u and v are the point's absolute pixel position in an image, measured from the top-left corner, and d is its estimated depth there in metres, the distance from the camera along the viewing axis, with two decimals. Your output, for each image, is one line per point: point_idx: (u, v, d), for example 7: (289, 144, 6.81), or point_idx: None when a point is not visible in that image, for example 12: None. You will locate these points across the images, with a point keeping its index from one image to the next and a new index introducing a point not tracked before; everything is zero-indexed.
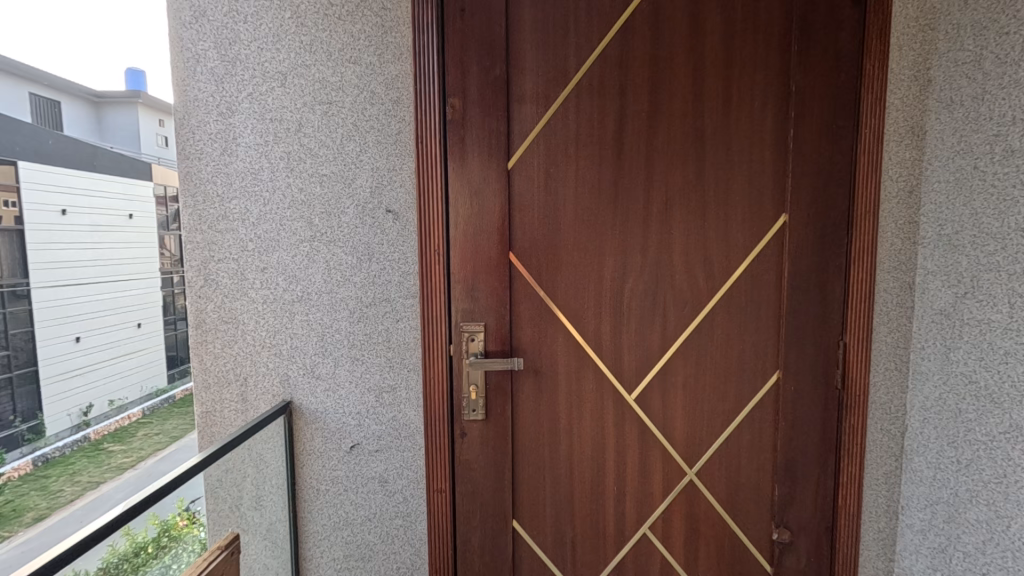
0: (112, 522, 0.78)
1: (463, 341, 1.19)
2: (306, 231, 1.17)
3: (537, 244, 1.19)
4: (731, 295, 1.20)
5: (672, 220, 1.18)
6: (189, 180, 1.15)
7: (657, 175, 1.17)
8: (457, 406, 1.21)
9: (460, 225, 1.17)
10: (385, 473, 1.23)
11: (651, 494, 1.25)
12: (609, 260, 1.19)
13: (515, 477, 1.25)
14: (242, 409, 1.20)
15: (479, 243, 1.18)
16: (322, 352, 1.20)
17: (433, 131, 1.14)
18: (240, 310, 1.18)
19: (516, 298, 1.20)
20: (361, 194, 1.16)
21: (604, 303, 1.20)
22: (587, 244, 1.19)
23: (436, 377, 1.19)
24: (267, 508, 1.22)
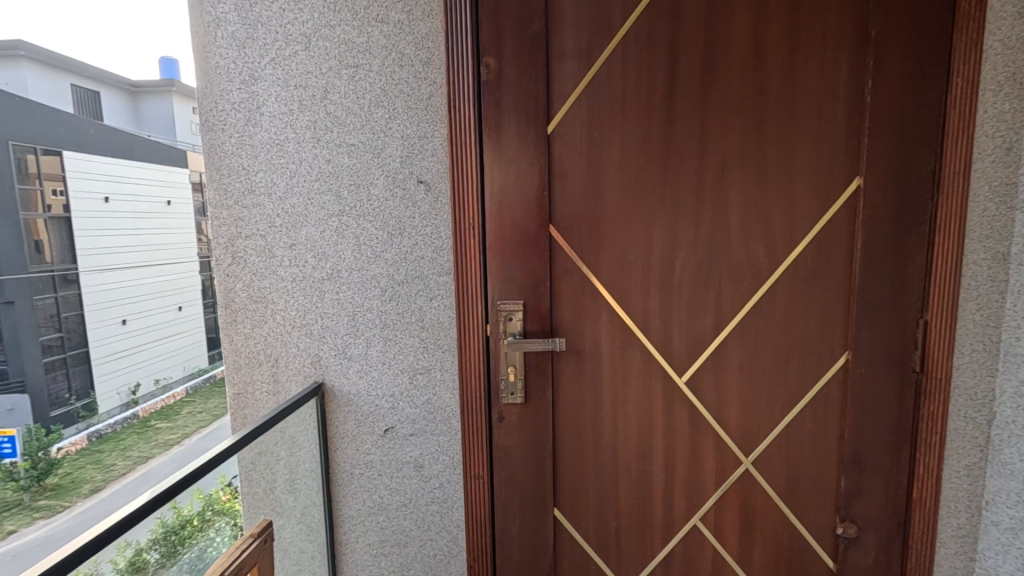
0: (158, 497, 0.77)
1: (502, 321, 1.11)
2: (334, 204, 1.11)
3: (579, 215, 1.10)
4: (794, 269, 1.09)
5: (729, 186, 1.07)
6: (213, 153, 1.10)
7: (713, 137, 1.06)
8: (495, 389, 1.14)
9: (496, 196, 1.08)
10: (420, 458, 1.18)
11: (702, 484, 1.16)
12: (658, 232, 1.09)
13: (556, 464, 1.18)
14: (274, 391, 1.17)
15: (517, 215, 1.09)
16: (353, 333, 1.15)
17: (467, 94, 1.05)
18: (268, 289, 1.14)
19: (557, 273, 1.11)
20: (391, 164, 1.09)
21: (652, 280, 1.11)
22: (634, 214, 1.09)
23: (472, 358, 1.12)
24: (302, 492, 1.19)
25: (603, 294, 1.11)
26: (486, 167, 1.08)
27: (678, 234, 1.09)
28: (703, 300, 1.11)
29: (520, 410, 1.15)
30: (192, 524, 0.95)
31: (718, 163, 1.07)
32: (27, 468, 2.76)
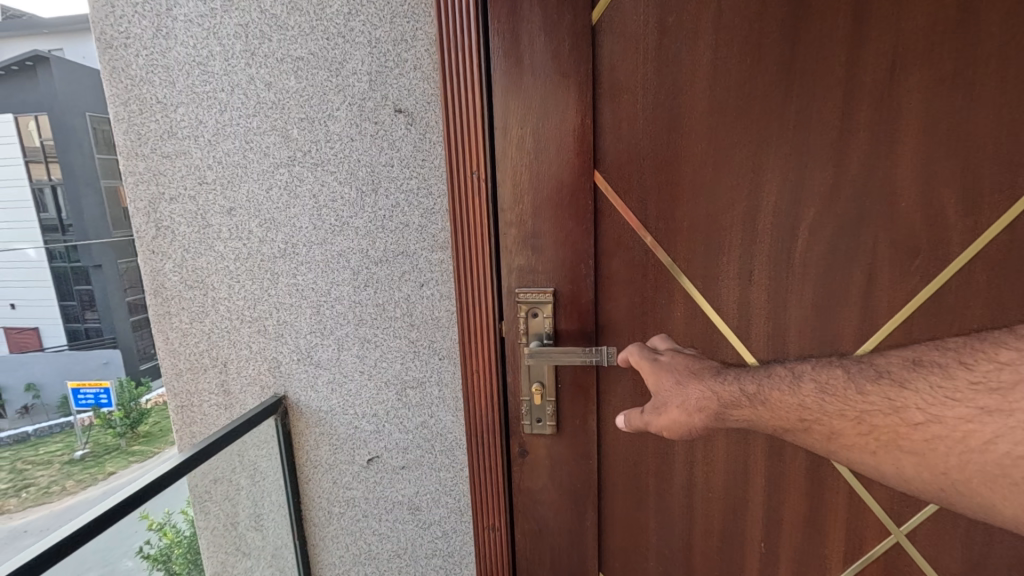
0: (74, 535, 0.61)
1: (523, 320, 0.75)
2: (281, 149, 0.77)
3: (640, 156, 0.70)
4: (1013, 237, 0.64)
5: (904, 98, 0.63)
6: (116, 80, 0.78)
7: (878, 14, 0.62)
8: (514, 414, 0.79)
9: (510, 129, 0.70)
10: (415, 499, 0.87)
11: (822, 560, 0.78)
12: (772, 180, 0.68)
13: (602, 517, 0.83)
14: (226, 404, 0.89)
15: (542, 159, 0.71)
16: (319, 330, 0.83)
17: None
18: (207, 270, 0.84)
19: (604, 246, 0.74)
20: (355, 85, 0.73)
21: (758, 256, 0.70)
22: (731, 151, 0.68)
23: (480, 373, 0.77)
24: (270, 530, 0.93)
25: (677, 278, 0.73)
26: (493, 85, 0.70)
27: (805, 182, 0.67)
28: (844, 288, 0.69)
29: (550, 445, 0.80)
30: None
31: (885, 54, 0.62)
32: (124, 416, 2.40)
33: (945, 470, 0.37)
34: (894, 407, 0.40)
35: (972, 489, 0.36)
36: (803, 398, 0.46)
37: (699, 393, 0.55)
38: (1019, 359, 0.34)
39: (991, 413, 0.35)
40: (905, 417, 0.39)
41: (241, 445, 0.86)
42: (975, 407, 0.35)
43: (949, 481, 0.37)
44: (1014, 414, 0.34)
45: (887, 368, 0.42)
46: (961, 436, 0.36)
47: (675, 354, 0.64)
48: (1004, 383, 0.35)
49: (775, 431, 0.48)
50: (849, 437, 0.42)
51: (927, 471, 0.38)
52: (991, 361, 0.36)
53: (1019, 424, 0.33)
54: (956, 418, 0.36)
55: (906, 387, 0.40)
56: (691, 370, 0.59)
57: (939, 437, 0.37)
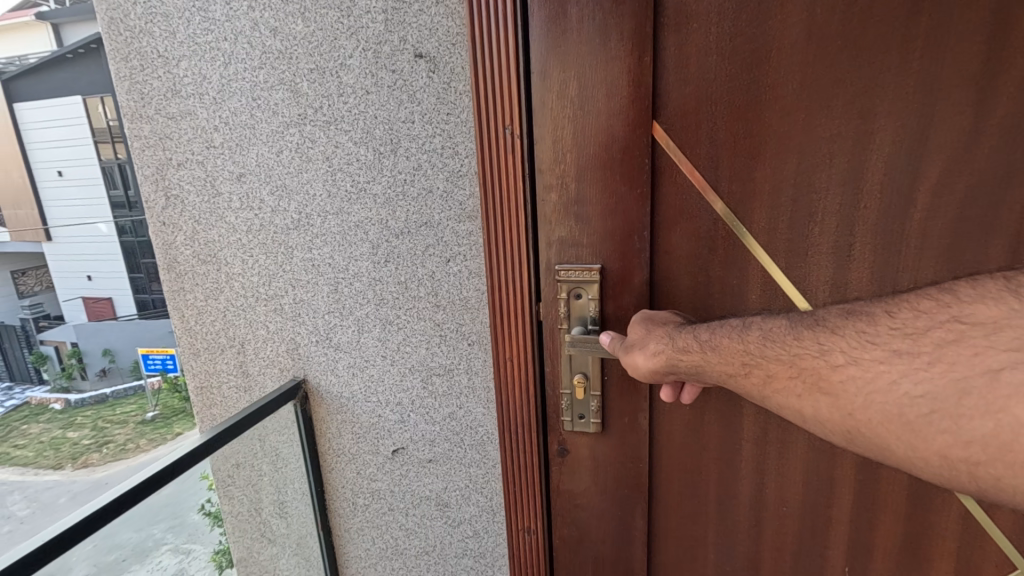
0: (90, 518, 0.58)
1: (564, 302, 0.64)
2: (290, 106, 0.68)
3: (711, 100, 0.57)
4: None
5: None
6: (116, 33, 0.71)
7: None
8: (553, 409, 0.69)
9: (551, 72, 0.58)
10: (443, 494, 0.79)
11: None
12: (885, 127, 0.53)
13: (653, 525, 0.73)
14: (245, 386, 0.83)
15: (588, 107, 0.58)
16: (337, 310, 0.75)
17: None
18: (219, 243, 0.77)
19: (663, 214, 0.61)
20: (368, 26, 0.63)
21: (861, 225, 0.56)
22: (832, 91, 0.53)
23: (515, 361, 0.67)
24: (294, 518, 0.88)
25: (753, 253, 0.60)
26: (529, 17, 0.57)
27: (932, 129, 0.52)
28: (977, 267, 0.54)
29: (594, 445, 0.69)
30: None
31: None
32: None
33: (853, 410, 0.34)
34: (822, 351, 0.37)
35: (872, 428, 0.33)
36: (748, 344, 0.43)
37: (658, 338, 0.52)
38: (935, 309, 0.33)
39: (901, 355, 0.32)
40: (830, 360, 0.36)
41: (261, 430, 0.81)
42: (889, 349, 0.33)
43: (856, 421, 0.34)
44: (921, 356, 0.31)
45: (823, 317, 0.38)
46: (871, 376, 0.33)
47: (647, 310, 0.60)
48: (919, 330, 0.32)
49: (719, 377, 0.45)
50: (780, 379, 0.39)
51: (841, 413, 0.35)
52: (912, 310, 0.34)
53: (923, 366, 0.31)
54: (870, 359, 0.34)
55: (837, 331, 0.36)
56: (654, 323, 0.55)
57: (853, 378, 0.34)
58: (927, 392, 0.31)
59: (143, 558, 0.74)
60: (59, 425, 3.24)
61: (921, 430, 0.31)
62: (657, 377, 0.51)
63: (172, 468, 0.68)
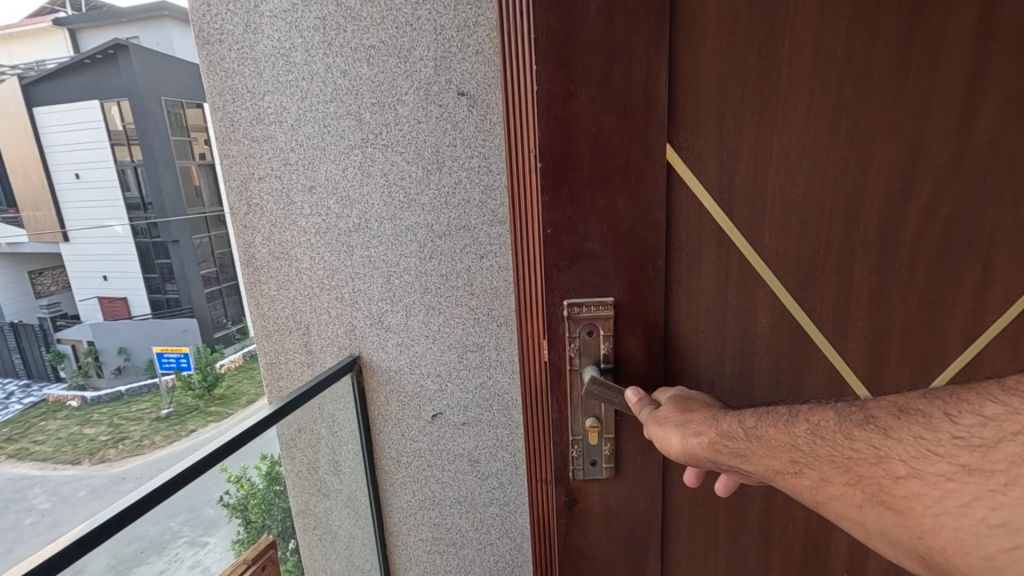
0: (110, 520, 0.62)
1: (576, 342, 0.58)
2: (356, 132, 0.85)
3: (722, 113, 0.53)
4: None
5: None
6: (213, 72, 0.88)
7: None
8: (562, 448, 0.64)
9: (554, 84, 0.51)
10: (474, 452, 0.95)
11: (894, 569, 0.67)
12: (884, 155, 0.55)
13: (666, 546, 0.68)
14: (308, 362, 1.00)
15: (597, 122, 0.52)
16: (389, 298, 0.91)
17: None
18: (291, 243, 0.93)
19: (678, 228, 0.56)
20: (422, 70, 0.79)
21: (860, 248, 0.57)
22: (835, 117, 0.54)
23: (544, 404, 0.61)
24: (346, 475, 1.05)
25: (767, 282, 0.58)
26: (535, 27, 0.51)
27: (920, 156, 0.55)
28: (955, 279, 0.59)
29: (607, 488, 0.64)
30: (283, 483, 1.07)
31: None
32: (203, 379, 3.29)
33: (921, 534, 0.26)
34: (879, 456, 0.29)
35: (945, 560, 0.25)
36: (794, 439, 0.34)
37: (701, 420, 0.45)
38: (1004, 416, 0.25)
39: (971, 472, 0.24)
40: (887, 470, 0.28)
41: (321, 399, 0.97)
42: (957, 464, 0.25)
43: (926, 548, 0.26)
44: (994, 475, 0.24)
45: (872, 412, 0.31)
46: (938, 496, 0.25)
47: (669, 394, 0.53)
48: (985, 442, 0.25)
49: (763, 473, 0.37)
50: (825, 473, 0.31)
51: (906, 533, 0.27)
52: (975, 413, 0.26)
53: (999, 489, 0.23)
54: (936, 475, 0.26)
55: (889, 436, 0.29)
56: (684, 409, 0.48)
57: (918, 496, 0.26)
58: (1007, 521, 0.23)
59: (161, 550, 0.78)
60: (76, 422, 3.57)
61: (1008, 571, 0.22)
62: (695, 461, 0.45)
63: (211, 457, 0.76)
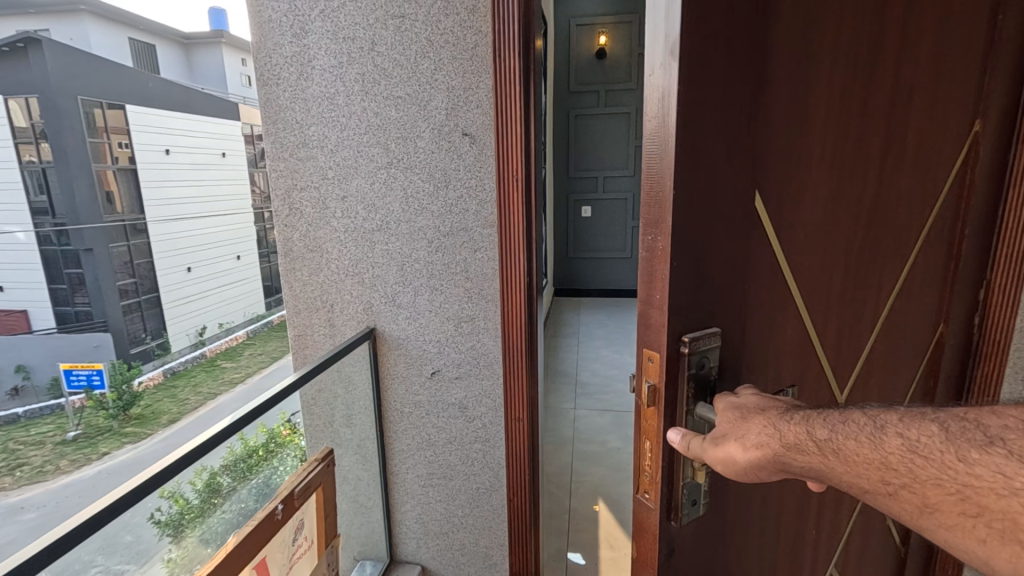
0: (164, 472, 0.71)
1: (687, 374, 0.50)
2: (382, 157, 1.14)
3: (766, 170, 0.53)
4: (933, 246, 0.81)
5: (910, 145, 0.69)
6: (269, 107, 1.15)
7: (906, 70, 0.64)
8: (661, 494, 0.52)
9: (677, 65, 0.43)
10: (464, 400, 1.25)
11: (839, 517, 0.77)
12: (844, 207, 0.64)
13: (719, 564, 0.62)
14: (330, 333, 1.26)
15: (700, 160, 0.47)
16: (402, 282, 1.21)
17: (514, 53, 1.01)
18: (324, 239, 1.21)
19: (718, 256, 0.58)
20: (436, 116, 1.11)
21: (832, 278, 0.66)
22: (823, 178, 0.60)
23: (647, 441, 0.53)
24: (358, 426, 1.31)
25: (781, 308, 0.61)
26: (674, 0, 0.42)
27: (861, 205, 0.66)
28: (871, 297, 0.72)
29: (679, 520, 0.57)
30: (260, 454, 1.07)
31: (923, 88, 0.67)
32: (116, 399, 3.43)
33: None
34: (1012, 488, 0.29)
35: None
36: (887, 456, 0.34)
37: (760, 425, 0.43)
38: None
39: None
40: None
41: (342, 362, 1.21)
42: None
43: None
44: None
45: (999, 433, 0.30)
46: None
47: (751, 390, 0.49)
48: None
49: (848, 489, 0.37)
50: (931, 497, 0.32)
51: None
52: None
53: None
54: None
55: None
56: (760, 404, 0.46)
57: None
58: None
59: None
60: None
61: None
62: (761, 474, 0.43)
63: (254, 411, 0.92)
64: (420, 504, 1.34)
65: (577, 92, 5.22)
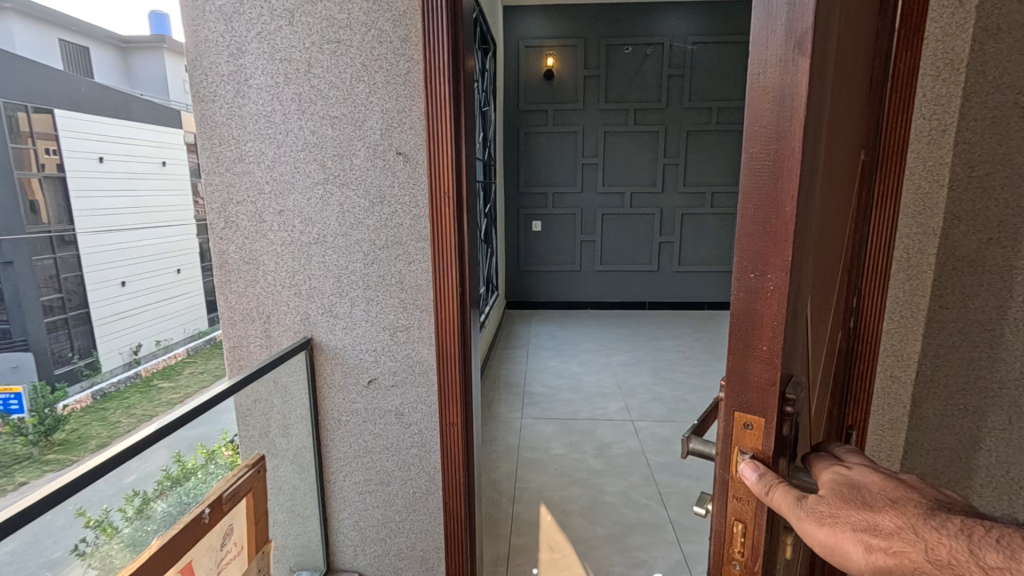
0: (104, 464, 0.74)
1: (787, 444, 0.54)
2: (319, 173, 1.19)
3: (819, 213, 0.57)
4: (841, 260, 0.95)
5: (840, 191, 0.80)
6: (206, 123, 1.18)
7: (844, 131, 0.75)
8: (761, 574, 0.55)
9: (806, 62, 0.45)
10: (400, 407, 1.30)
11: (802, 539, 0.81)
12: (825, 246, 0.71)
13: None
14: (266, 344, 1.28)
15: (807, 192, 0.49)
16: (338, 293, 1.25)
17: (444, 82, 1.11)
18: (260, 252, 1.24)
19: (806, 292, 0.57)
20: (372, 136, 1.17)
21: (820, 310, 0.72)
22: (825, 218, 0.66)
23: (740, 523, 0.56)
24: (294, 435, 1.33)
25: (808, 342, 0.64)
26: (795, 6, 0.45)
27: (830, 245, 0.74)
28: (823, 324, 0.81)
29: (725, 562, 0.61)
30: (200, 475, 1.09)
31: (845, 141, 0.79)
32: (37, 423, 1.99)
33: None
34: None
35: None
36: None
37: (893, 520, 0.45)
38: None
39: None
40: None
41: (278, 373, 1.24)
42: None
43: None
44: None
45: None
46: None
47: (867, 473, 0.52)
48: None
49: None
50: None
51: None
52: None
53: None
54: None
55: None
56: (886, 496, 0.48)
57: None
58: None
59: None
60: None
61: None
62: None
63: (184, 418, 0.93)
64: (357, 510, 1.37)
65: (525, 110, 5.39)
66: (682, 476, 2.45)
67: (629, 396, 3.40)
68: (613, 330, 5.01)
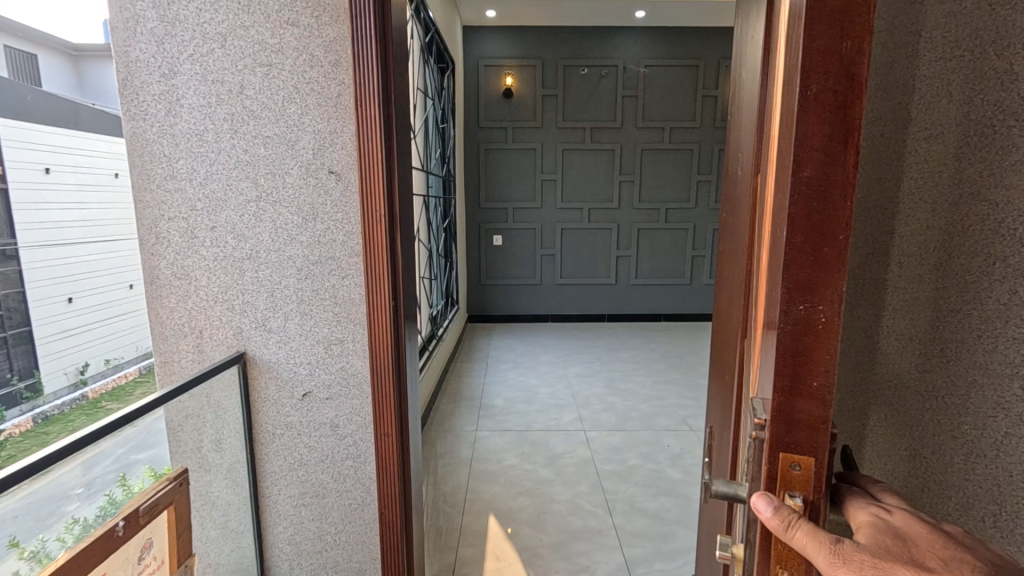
0: (22, 470, 0.75)
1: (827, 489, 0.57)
2: (252, 191, 1.22)
3: None
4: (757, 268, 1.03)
5: None
6: (136, 141, 1.20)
7: None
8: None
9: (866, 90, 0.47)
10: (335, 419, 1.32)
11: None
12: None
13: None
14: (199, 358, 1.29)
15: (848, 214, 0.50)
16: (271, 307, 1.27)
17: (373, 106, 1.16)
18: (192, 267, 1.25)
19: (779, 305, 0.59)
20: (304, 155, 1.21)
21: None
22: None
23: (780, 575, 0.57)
24: (227, 450, 1.33)
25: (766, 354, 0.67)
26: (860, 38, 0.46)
27: None
28: None
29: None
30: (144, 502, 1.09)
31: None
32: None
33: None
34: None
35: None
36: None
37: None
38: None
39: None
40: None
41: (210, 388, 1.24)
42: None
43: None
44: None
45: None
46: None
47: (915, 522, 0.54)
48: None
49: None
50: None
51: None
52: None
53: None
54: None
55: None
56: (936, 552, 0.50)
57: None
58: None
59: None
60: None
61: None
62: None
63: (100, 431, 0.90)
64: (293, 524, 1.38)
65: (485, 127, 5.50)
66: (629, 484, 2.52)
67: (583, 407, 3.48)
68: (572, 342, 5.10)
